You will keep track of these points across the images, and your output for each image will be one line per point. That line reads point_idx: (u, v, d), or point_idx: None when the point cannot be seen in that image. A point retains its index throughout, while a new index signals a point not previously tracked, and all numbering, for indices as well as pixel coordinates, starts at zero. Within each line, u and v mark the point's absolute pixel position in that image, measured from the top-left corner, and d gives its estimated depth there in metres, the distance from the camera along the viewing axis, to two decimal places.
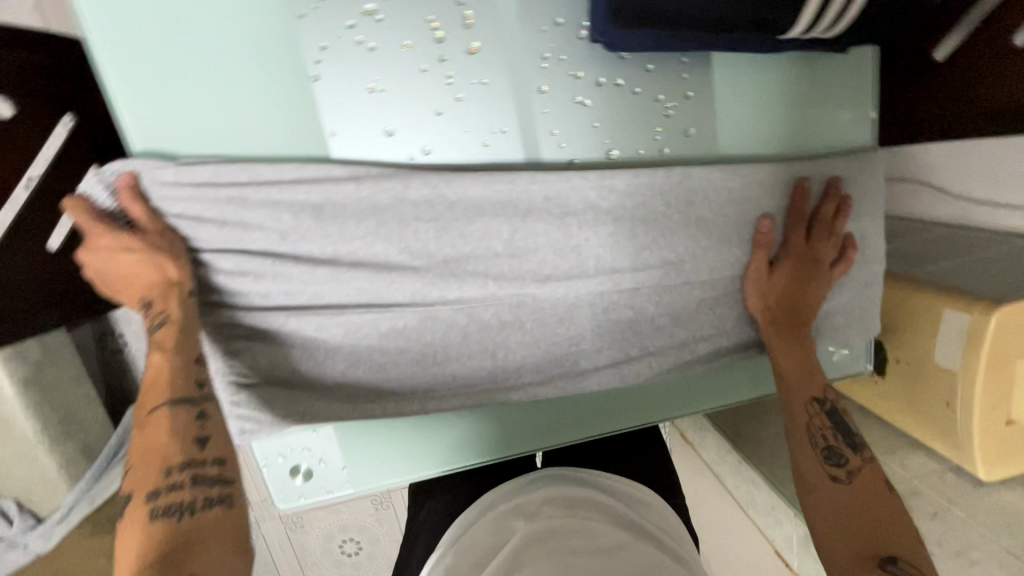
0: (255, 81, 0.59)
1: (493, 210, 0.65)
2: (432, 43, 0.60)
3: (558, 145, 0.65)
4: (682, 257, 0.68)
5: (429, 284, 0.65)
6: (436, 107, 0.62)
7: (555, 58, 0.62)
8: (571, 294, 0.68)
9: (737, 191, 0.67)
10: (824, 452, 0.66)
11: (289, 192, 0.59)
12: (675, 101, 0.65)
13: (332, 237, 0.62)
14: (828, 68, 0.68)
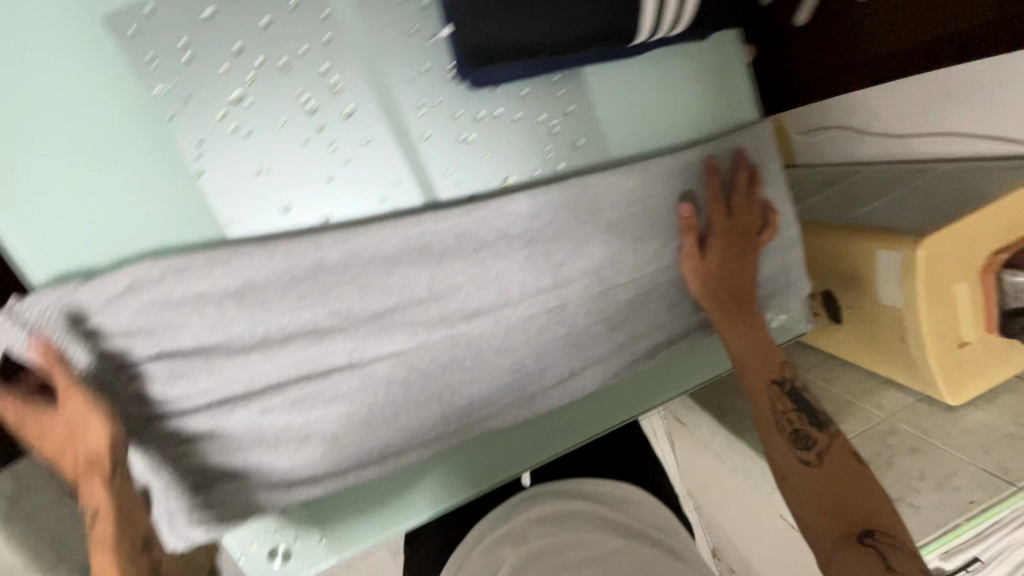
0: (143, 188, 0.59)
1: (407, 259, 0.63)
2: (308, 116, 0.61)
3: (455, 184, 0.66)
4: (600, 264, 0.69)
5: (359, 345, 0.64)
6: (326, 175, 0.63)
7: (430, 104, 0.63)
8: (501, 324, 0.68)
9: (640, 190, 0.69)
10: (791, 435, 0.67)
11: (193, 288, 0.58)
12: (558, 118, 0.66)
13: (253, 320, 0.61)
14: (697, 56, 0.71)
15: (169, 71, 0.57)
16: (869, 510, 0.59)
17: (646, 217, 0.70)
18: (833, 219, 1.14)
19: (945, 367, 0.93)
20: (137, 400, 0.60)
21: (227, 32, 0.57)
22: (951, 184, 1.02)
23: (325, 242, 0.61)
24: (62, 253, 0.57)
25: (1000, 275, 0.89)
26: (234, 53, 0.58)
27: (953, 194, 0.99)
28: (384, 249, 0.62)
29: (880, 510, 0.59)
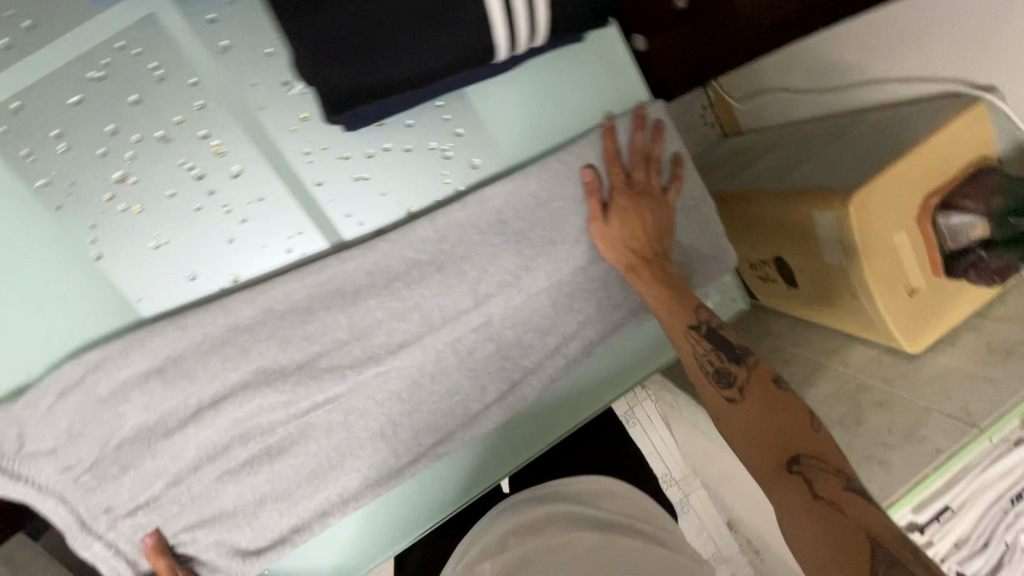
0: (49, 281, 0.59)
1: (320, 304, 0.63)
2: (195, 183, 0.61)
3: (358, 224, 0.66)
4: (517, 274, 0.68)
5: (289, 398, 0.63)
6: (225, 236, 0.63)
7: (316, 150, 0.63)
8: (431, 351, 0.67)
9: (544, 195, 0.68)
10: (715, 378, 0.67)
11: (115, 370, 0.58)
12: (449, 142, 0.66)
13: (177, 391, 0.60)
14: (584, 56, 0.70)
15: (47, 165, 0.57)
16: (794, 436, 0.60)
17: (558, 219, 0.69)
18: (774, 184, 1.14)
19: (897, 317, 0.92)
20: (80, 493, 0.60)
21: (98, 116, 0.57)
22: (882, 133, 1.01)
23: (235, 304, 0.61)
24: None
25: (937, 218, 0.89)
26: (109, 134, 0.58)
27: (883, 143, 0.98)
28: (295, 298, 0.62)
29: (803, 433, 0.59)
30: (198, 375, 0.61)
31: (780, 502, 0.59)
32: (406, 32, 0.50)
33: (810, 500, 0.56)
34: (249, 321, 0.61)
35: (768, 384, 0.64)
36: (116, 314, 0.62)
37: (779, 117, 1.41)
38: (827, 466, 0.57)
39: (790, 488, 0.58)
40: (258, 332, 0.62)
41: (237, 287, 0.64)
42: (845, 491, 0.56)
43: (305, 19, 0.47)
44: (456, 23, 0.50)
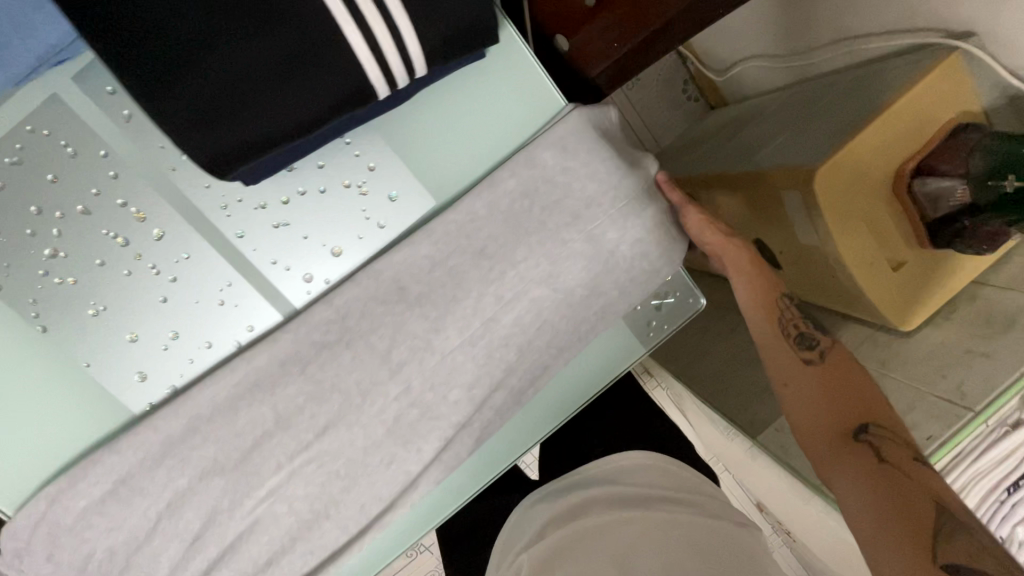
0: (13, 374, 0.64)
1: (240, 401, 0.63)
2: (121, 249, 0.63)
3: (285, 269, 0.67)
4: (426, 338, 0.64)
5: (230, 493, 0.64)
6: (158, 296, 0.65)
7: (233, 204, 0.64)
8: (359, 429, 0.65)
9: (438, 253, 0.64)
10: (797, 340, 0.74)
11: (76, 494, 0.62)
12: (364, 178, 0.66)
13: (129, 506, 0.63)
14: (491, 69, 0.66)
15: None
16: (863, 410, 0.70)
17: (457, 277, 0.64)
18: (743, 164, 1.07)
19: (881, 297, 0.86)
20: None
21: (20, 199, 0.60)
22: (856, 97, 0.93)
23: (162, 419, 0.63)
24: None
25: (911, 188, 0.82)
26: (34, 214, 0.60)
27: (856, 109, 0.90)
28: (218, 398, 0.63)
29: (876, 407, 0.70)
30: (145, 490, 0.63)
31: (849, 464, 0.67)
32: (273, 86, 0.49)
33: (874, 466, 0.65)
34: (180, 432, 0.63)
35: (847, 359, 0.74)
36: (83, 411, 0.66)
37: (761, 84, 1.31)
38: (892, 437, 0.67)
39: (855, 454, 0.67)
40: (191, 439, 0.63)
41: (179, 343, 0.67)
42: (914, 464, 0.65)
43: (166, 90, 0.47)
44: (324, 68, 0.49)
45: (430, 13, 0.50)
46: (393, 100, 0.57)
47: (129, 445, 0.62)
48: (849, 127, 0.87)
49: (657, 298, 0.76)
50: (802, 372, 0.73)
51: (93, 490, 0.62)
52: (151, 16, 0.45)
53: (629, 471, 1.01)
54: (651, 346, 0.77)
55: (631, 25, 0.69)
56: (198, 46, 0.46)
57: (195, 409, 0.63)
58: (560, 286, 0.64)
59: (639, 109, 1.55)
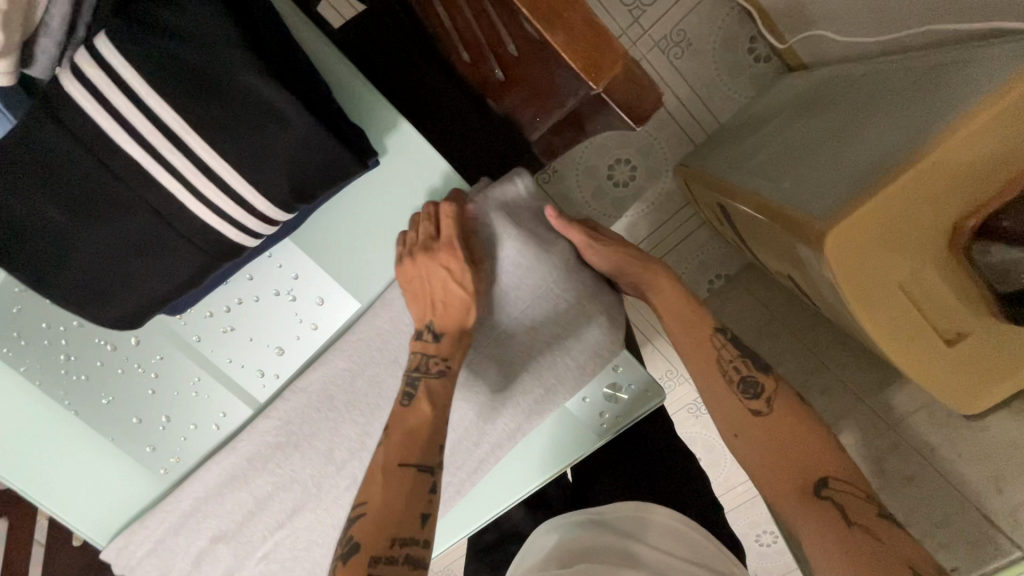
0: (69, 450, 0.78)
1: (225, 488, 0.77)
2: (113, 352, 0.73)
3: (241, 365, 0.73)
4: (361, 439, 0.72)
5: (237, 554, 0.80)
6: (148, 389, 0.75)
7: (187, 315, 0.70)
8: (318, 513, 0.75)
9: (358, 367, 0.69)
10: (740, 387, 0.61)
11: (133, 546, 0.81)
12: (290, 286, 0.67)
13: (170, 560, 0.82)
14: (392, 173, 0.63)
15: (20, 357, 0.72)
16: (826, 457, 0.57)
17: (376, 383, 0.69)
18: (774, 189, 0.82)
19: (929, 374, 0.66)
20: None
21: (36, 317, 0.71)
22: (934, 99, 0.64)
23: (174, 499, 0.79)
24: (61, 507, 0.80)
25: (970, 250, 0.60)
26: (46, 328, 0.72)
27: (916, 121, 0.63)
28: (207, 485, 0.77)
29: (834, 454, 0.57)
30: (178, 550, 0.81)
31: (801, 522, 0.56)
32: (140, 261, 0.52)
33: (842, 527, 0.53)
34: (189, 509, 0.79)
35: (797, 403, 0.60)
36: (127, 477, 0.82)
37: (829, 56, 1.04)
38: (855, 491, 0.55)
39: (820, 514, 0.54)
40: (197, 515, 0.79)
41: (173, 425, 0.77)
42: (880, 520, 0.53)
43: (49, 276, 0.51)
44: (181, 237, 0.51)
45: (256, 164, 0.49)
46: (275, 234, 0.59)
47: (154, 524, 0.79)
48: (891, 155, 0.62)
49: (609, 387, 0.70)
50: (754, 423, 0.60)
51: (140, 551, 0.81)
52: (22, 219, 0.48)
53: (663, 535, 0.68)
54: (605, 438, 0.72)
55: (538, 104, 0.62)
56: (72, 239, 0.50)
57: (194, 493, 0.78)
58: (479, 391, 0.67)
59: (689, 76, 1.15)
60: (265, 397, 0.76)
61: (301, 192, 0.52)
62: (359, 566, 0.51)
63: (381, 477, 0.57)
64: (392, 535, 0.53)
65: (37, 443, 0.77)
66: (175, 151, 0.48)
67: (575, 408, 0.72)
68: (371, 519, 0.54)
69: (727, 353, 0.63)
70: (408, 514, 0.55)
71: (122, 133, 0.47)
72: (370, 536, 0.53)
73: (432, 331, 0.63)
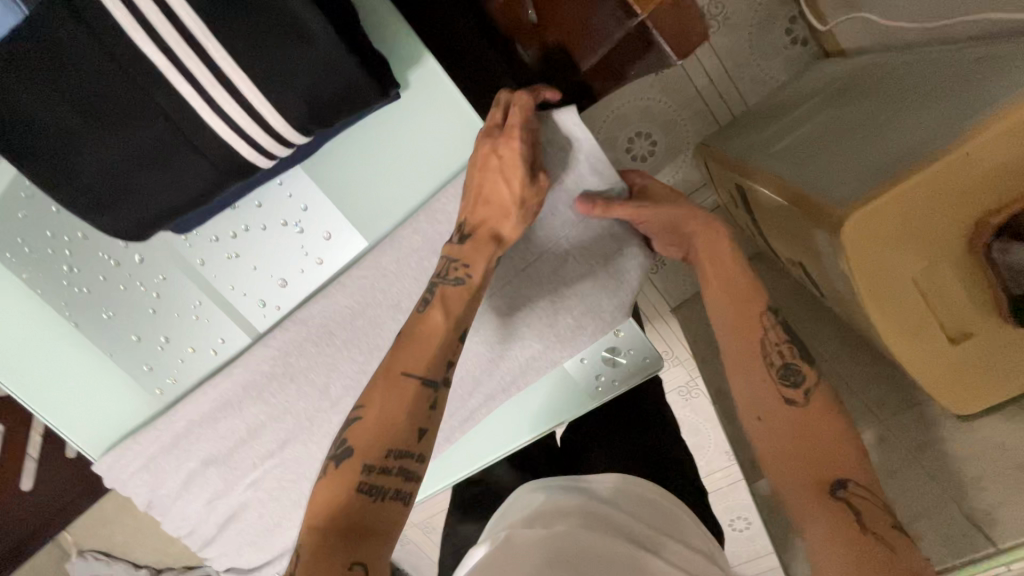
0: (66, 360, 0.80)
1: (217, 414, 0.75)
2: (116, 269, 0.73)
3: (243, 294, 0.73)
4: (357, 377, 0.70)
5: (226, 479, 0.80)
6: (149, 308, 0.75)
7: (192, 236, 0.70)
8: (309, 446, 0.75)
9: (359, 303, 0.67)
10: (779, 371, 0.60)
11: (126, 462, 0.81)
12: (298, 217, 0.67)
13: (162, 479, 0.82)
14: (410, 113, 0.61)
15: (25, 262, 0.74)
16: (850, 457, 0.56)
17: (377, 324, 0.68)
18: (796, 173, 0.80)
19: (930, 372, 0.66)
20: None
21: (40, 226, 0.72)
22: (980, 86, 0.62)
23: (164, 422, 0.78)
24: (57, 416, 0.82)
25: (990, 249, 0.58)
26: (50, 238, 0.72)
27: (962, 105, 0.61)
28: (198, 410, 0.76)
29: (858, 461, 0.55)
30: (168, 469, 0.81)
31: (812, 519, 0.54)
32: (149, 170, 0.51)
33: (858, 533, 0.51)
34: (179, 432, 0.78)
35: (833, 400, 0.58)
36: (122, 394, 0.82)
37: (870, 42, 1.01)
38: (875, 500, 0.53)
39: (834, 513, 0.53)
40: (187, 438, 0.78)
41: (171, 346, 0.78)
42: (896, 533, 0.51)
43: (56, 174, 0.50)
44: (191, 149, 0.50)
45: (276, 80, 0.48)
46: (286, 162, 0.58)
47: (147, 441, 0.79)
48: (930, 139, 0.59)
49: (608, 351, 0.69)
50: (782, 414, 0.59)
51: (132, 465, 0.81)
52: (30, 113, 0.47)
53: (665, 519, 0.67)
54: (598, 400, 0.73)
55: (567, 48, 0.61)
56: (79, 141, 0.49)
57: (185, 416, 0.77)
58: (481, 340, 0.67)
59: (721, 52, 1.11)
60: (264, 327, 0.76)
61: (317, 114, 0.50)
62: (350, 472, 0.47)
63: (383, 381, 0.51)
64: (389, 446, 0.49)
65: (40, 348, 0.79)
66: (192, 56, 0.46)
67: (573, 369, 0.72)
68: (368, 425, 0.49)
69: (772, 335, 0.61)
70: (407, 424, 0.50)
71: (139, 31, 0.45)
72: (366, 443, 0.48)
73: (462, 231, 0.58)
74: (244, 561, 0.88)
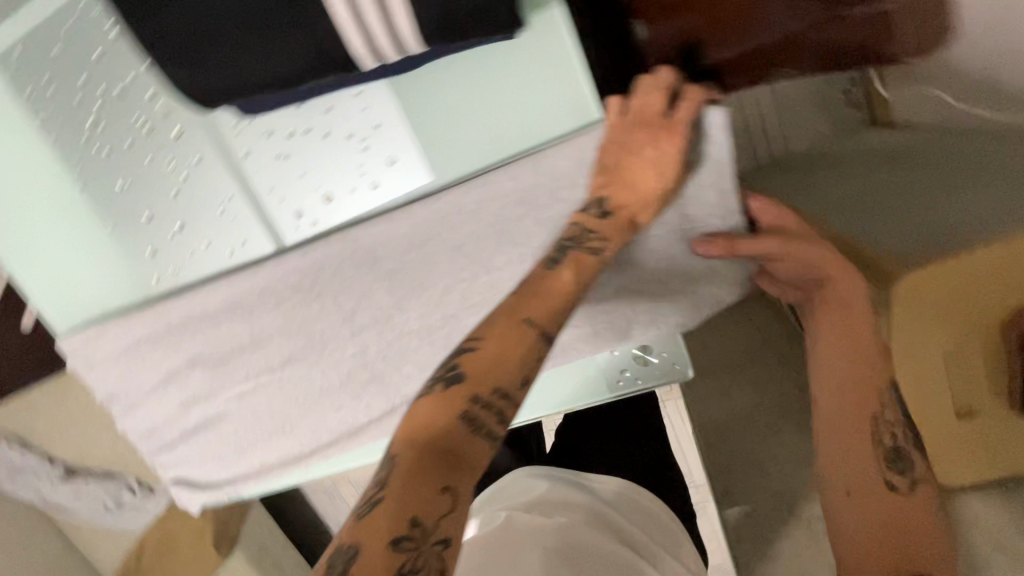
0: (60, 221, 0.73)
1: (225, 314, 0.72)
2: (146, 138, 0.68)
3: (280, 199, 0.68)
4: (387, 311, 0.68)
5: (213, 383, 0.76)
6: (172, 190, 0.70)
7: (244, 125, 0.66)
8: (314, 368, 0.72)
9: (409, 236, 0.64)
10: (887, 453, 0.51)
11: (103, 344, 0.75)
12: (367, 133, 0.63)
13: (138, 369, 0.77)
14: (516, 58, 0.59)
15: (50, 105, 0.67)
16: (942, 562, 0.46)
17: (428, 263, 0.65)
18: None
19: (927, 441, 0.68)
20: None
21: (78, 69, 0.66)
22: None
23: (158, 311, 0.73)
24: (40, 279, 0.76)
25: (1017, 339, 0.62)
26: (84, 87, 0.66)
27: None
28: (203, 304, 0.72)
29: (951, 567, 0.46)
30: (149, 360, 0.76)
31: None
32: (250, 35, 0.47)
33: None
34: (174, 323, 0.73)
35: (938, 499, 0.50)
36: (110, 274, 0.75)
37: None
38: None
39: None
40: (182, 331, 0.74)
41: (183, 236, 0.72)
42: None
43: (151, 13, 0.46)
44: (301, 26, 0.46)
45: None
46: (383, 71, 0.53)
47: (136, 325, 0.74)
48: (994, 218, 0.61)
49: (640, 349, 0.68)
50: (878, 497, 0.50)
51: (110, 347, 0.76)
52: None
53: (665, 535, 0.67)
54: (615, 394, 0.71)
55: None
56: None
57: (185, 309, 0.72)
58: None
59: None
60: (293, 242, 0.70)
61: (445, 27, 0.47)
62: (455, 398, 0.41)
63: (501, 319, 0.45)
64: (497, 384, 0.43)
65: (38, 201, 0.73)
66: None
67: (600, 360, 0.70)
68: (479, 356, 0.43)
69: (889, 411, 0.53)
70: (519, 362, 0.44)
71: None
72: (475, 374, 0.43)
73: (603, 206, 0.54)
74: (202, 475, 0.83)
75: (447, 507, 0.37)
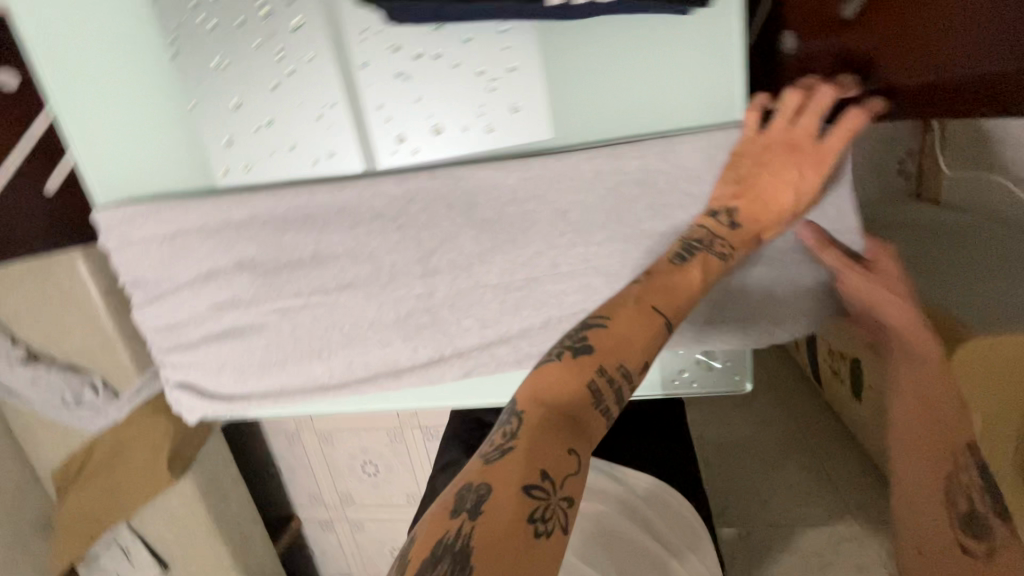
0: (136, 85, 0.68)
1: (291, 223, 0.68)
2: (260, 21, 0.64)
3: (386, 119, 0.66)
4: (467, 259, 0.66)
5: (256, 292, 0.72)
6: (273, 82, 0.66)
7: (370, 34, 0.62)
8: (371, 300, 0.70)
9: (513, 189, 0.63)
10: (962, 517, 0.59)
11: (148, 224, 0.70)
12: (499, 75, 0.62)
13: (176, 259, 0.72)
14: (672, 38, 0.59)
15: None
16: None
17: (526, 219, 0.64)
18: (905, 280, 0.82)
19: None
20: None
21: None
22: None
23: (220, 202, 0.69)
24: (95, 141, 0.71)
25: None
26: None
27: None
28: (270, 208, 0.68)
29: None
30: (192, 253, 0.71)
31: None
32: None
33: None
34: (233, 220, 0.69)
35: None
36: (174, 153, 0.71)
37: None
38: None
39: None
40: (238, 231, 0.69)
41: (269, 133, 0.68)
42: None
43: None
44: None
45: None
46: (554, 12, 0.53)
47: (190, 213, 0.69)
48: None
49: (705, 354, 0.69)
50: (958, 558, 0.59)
51: (154, 229, 0.70)
52: None
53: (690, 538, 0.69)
54: (667, 392, 0.72)
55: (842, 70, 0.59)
56: None
57: (250, 208, 0.68)
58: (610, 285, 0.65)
59: None
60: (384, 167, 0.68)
61: None
62: (584, 368, 0.42)
63: (632, 304, 0.47)
64: (624, 361, 0.43)
65: (117, 56, 0.67)
66: None
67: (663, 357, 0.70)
68: (610, 334, 0.44)
69: (964, 475, 0.60)
70: (641, 347, 0.44)
71: None
72: (604, 348, 0.43)
73: (733, 218, 0.57)
74: (214, 384, 0.79)
75: (571, 470, 0.38)
